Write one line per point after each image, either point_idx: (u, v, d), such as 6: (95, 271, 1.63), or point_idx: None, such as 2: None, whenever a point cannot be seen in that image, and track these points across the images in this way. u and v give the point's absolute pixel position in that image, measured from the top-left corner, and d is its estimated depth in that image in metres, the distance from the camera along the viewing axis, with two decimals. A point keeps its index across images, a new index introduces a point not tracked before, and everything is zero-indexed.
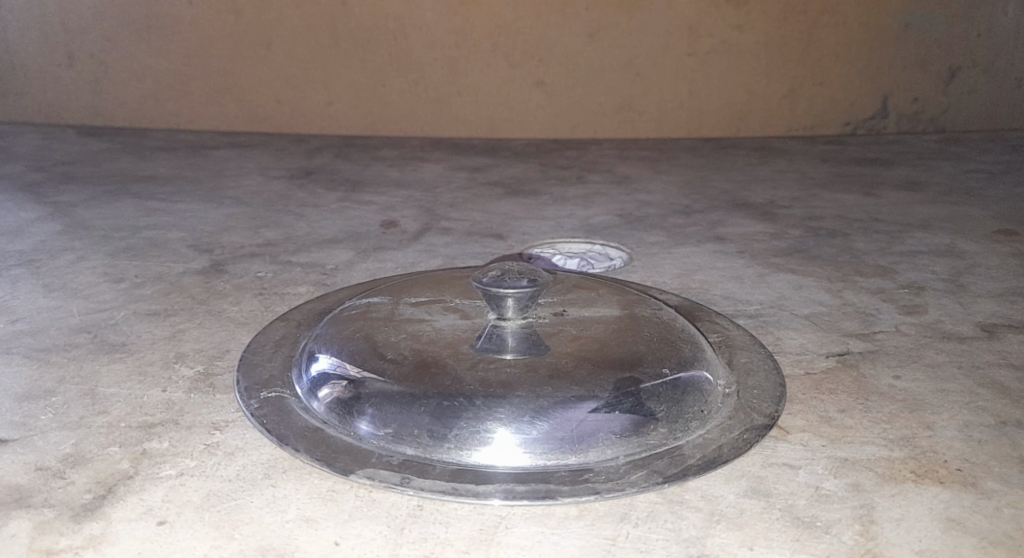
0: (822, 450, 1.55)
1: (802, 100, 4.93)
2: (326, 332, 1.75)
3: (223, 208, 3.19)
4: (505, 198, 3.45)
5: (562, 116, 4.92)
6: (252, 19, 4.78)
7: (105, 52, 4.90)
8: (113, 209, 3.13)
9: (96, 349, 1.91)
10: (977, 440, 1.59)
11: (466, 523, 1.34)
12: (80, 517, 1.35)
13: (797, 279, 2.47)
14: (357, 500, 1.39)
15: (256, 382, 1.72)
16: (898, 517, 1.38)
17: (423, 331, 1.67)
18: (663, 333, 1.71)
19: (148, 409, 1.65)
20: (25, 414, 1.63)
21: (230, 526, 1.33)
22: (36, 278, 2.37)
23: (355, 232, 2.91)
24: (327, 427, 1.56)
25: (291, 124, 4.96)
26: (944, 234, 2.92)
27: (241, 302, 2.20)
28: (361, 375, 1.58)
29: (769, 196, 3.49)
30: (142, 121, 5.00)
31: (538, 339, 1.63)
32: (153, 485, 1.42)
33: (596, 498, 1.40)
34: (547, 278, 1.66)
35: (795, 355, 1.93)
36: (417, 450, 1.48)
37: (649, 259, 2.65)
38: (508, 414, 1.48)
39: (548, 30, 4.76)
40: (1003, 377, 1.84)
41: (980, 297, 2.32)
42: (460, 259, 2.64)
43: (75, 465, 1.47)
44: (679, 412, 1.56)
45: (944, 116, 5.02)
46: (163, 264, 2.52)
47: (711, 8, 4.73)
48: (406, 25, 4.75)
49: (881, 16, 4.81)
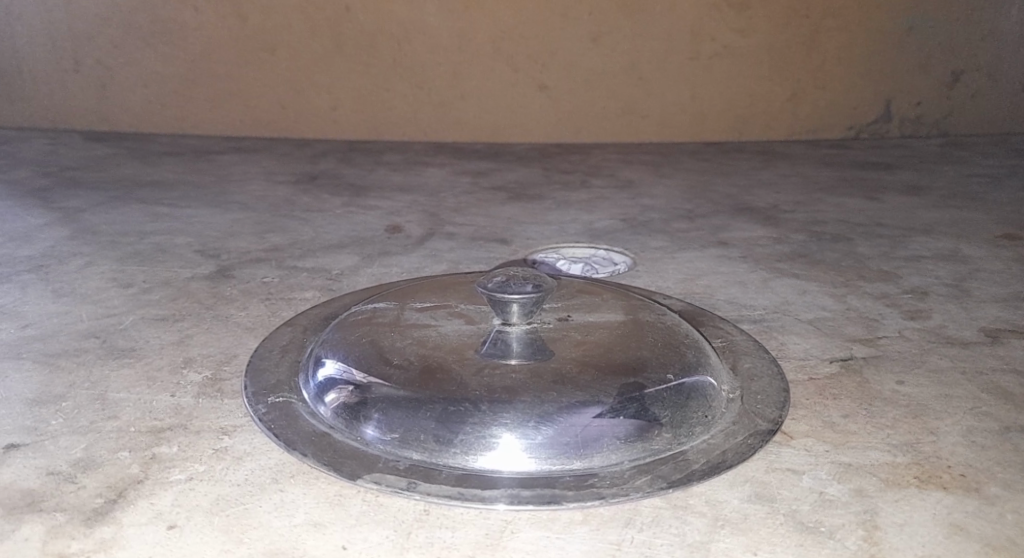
0: (825, 455, 1.57)
1: (806, 104, 4.94)
2: (333, 337, 1.76)
3: (229, 213, 3.21)
4: (509, 202, 3.47)
5: (566, 120, 4.94)
6: (257, 23, 4.80)
7: (111, 57, 4.92)
8: (120, 214, 3.15)
9: (105, 354, 1.93)
10: (980, 445, 1.60)
11: (472, 528, 1.35)
12: (92, 521, 1.36)
13: (800, 283, 2.49)
14: (364, 505, 1.40)
15: (264, 387, 1.74)
16: (902, 522, 1.39)
17: (429, 336, 1.69)
18: (667, 338, 1.72)
19: (158, 413, 1.67)
20: (36, 418, 1.65)
21: (239, 531, 1.34)
22: (45, 284, 2.39)
23: (361, 237, 2.93)
24: (334, 431, 1.57)
25: (296, 128, 4.97)
26: (947, 238, 2.93)
27: (248, 307, 2.22)
28: (368, 380, 1.60)
29: (772, 200, 3.50)
30: (147, 125, 5.02)
31: (543, 344, 1.65)
32: (163, 490, 1.44)
33: (601, 503, 1.41)
34: (552, 284, 1.67)
35: (798, 360, 1.95)
36: (423, 455, 1.49)
37: (653, 264, 2.67)
38: (513, 419, 1.49)
39: (551, 34, 4.78)
40: (1007, 382, 1.85)
41: (983, 301, 2.34)
42: (465, 264, 2.65)
43: (86, 469, 1.49)
44: (683, 417, 1.58)
45: (947, 119, 5.02)
46: (170, 269, 2.53)
47: (714, 12, 4.75)
48: (410, 30, 4.78)
49: (883, 20, 4.83)
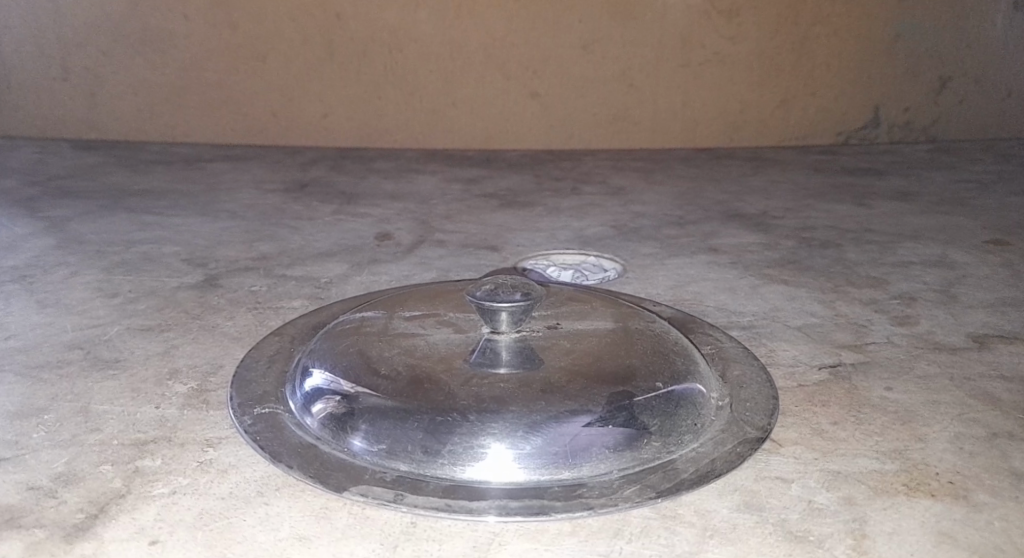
0: (814, 463, 1.56)
1: (796, 110, 4.95)
2: (320, 347, 1.75)
3: (218, 222, 3.20)
4: (501, 209, 3.46)
5: (556, 126, 4.94)
6: (248, 32, 4.79)
7: (100, 65, 4.91)
8: (107, 223, 3.13)
9: (89, 366, 1.91)
10: (969, 452, 1.60)
11: (460, 540, 1.34)
12: (72, 537, 1.34)
13: (790, 290, 2.48)
14: (351, 517, 1.39)
15: (250, 398, 1.72)
16: (890, 531, 1.38)
17: (417, 345, 1.67)
18: (657, 346, 1.72)
19: (142, 426, 1.65)
20: (18, 432, 1.63)
21: (223, 546, 1.33)
22: (30, 295, 2.37)
23: (350, 245, 2.92)
24: (321, 443, 1.56)
25: (286, 136, 4.96)
26: (937, 244, 2.93)
27: (236, 317, 2.21)
28: (355, 390, 1.58)
29: (762, 206, 3.50)
30: (136, 133, 5.00)
31: (532, 353, 1.64)
32: (145, 504, 1.42)
33: (590, 513, 1.40)
34: (541, 292, 1.67)
35: (788, 367, 1.94)
36: (411, 467, 1.48)
37: (643, 270, 2.66)
38: (502, 429, 1.48)
39: (542, 42, 4.78)
40: (996, 389, 1.85)
41: (972, 308, 2.33)
42: (454, 272, 2.64)
43: (68, 484, 1.47)
44: (673, 426, 1.57)
45: (935, 125, 5.04)
46: (157, 279, 2.52)
47: (704, 18, 4.75)
48: (400, 38, 4.77)
49: (873, 26, 4.83)
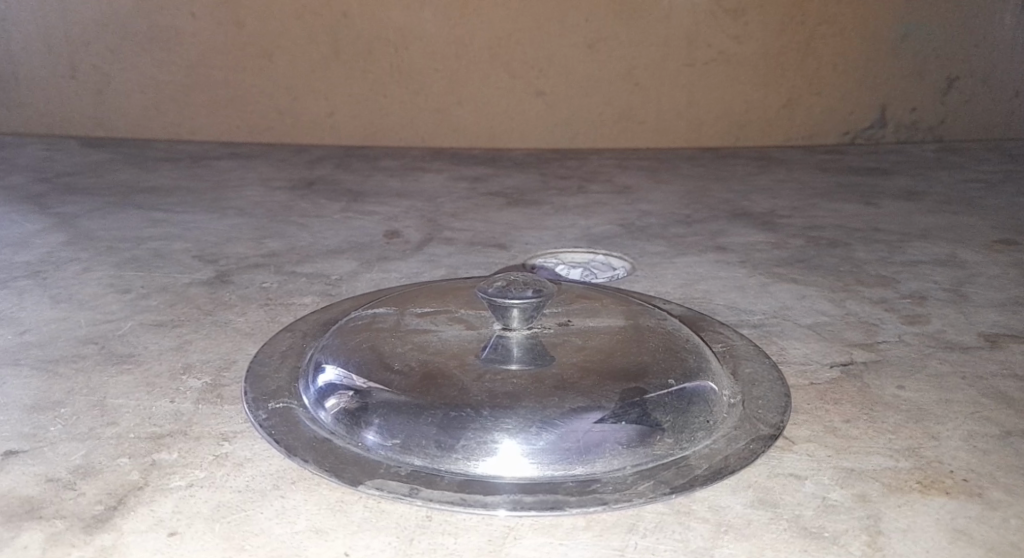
0: (828, 460, 1.56)
1: (802, 109, 4.95)
2: (332, 343, 1.75)
3: (227, 218, 3.20)
4: (507, 207, 3.46)
5: (562, 125, 4.94)
6: (255, 30, 4.80)
7: (107, 62, 4.91)
8: (118, 219, 3.14)
9: (103, 360, 1.92)
10: (982, 450, 1.60)
11: (474, 534, 1.34)
12: (91, 528, 1.35)
13: (800, 289, 2.48)
14: (367, 511, 1.39)
15: (264, 393, 1.72)
16: (906, 527, 1.38)
17: (429, 341, 1.68)
18: (668, 344, 1.72)
19: (158, 419, 1.66)
20: (34, 425, 1.64)
21: (240, 538, 1.33)
22: (43, 290, 2.38)
23: (359, 243, 2.92)
24: (335, 437, 1.57)
25: (293, 135, 4.96)
26: (945, 244, 2.93)
27: (247, 313, 2.21)
28: (367, 386, 1.59)
29: (770, 205, 3.50)
30: (143, 131, 5.01)
31: (543, 350, 1.64)
32: (163, 497, 1.43)
33: (604, 508, 1.40)
34: (552, 289, 1.67)
35: (798, 365, 1.94)
36: (425, 461, 1.48)
37: (652, 269, 2.67)
38: (515, 425, 1.48)
39: (547, 40, 4.78)
40: (1007, 387, 1.85)
41: (982, 306, 2.33)
42: (463, 269, 2.64)
43: (85, 476, 1.48)
44: (685, 422, 1.57)
45: (942, 125, 5.04)
46: (169, 275, 2.52)
47: (709, 19, 4.76)
48: (406, 36, 4.78)
49: (879, 26, 4.83)
